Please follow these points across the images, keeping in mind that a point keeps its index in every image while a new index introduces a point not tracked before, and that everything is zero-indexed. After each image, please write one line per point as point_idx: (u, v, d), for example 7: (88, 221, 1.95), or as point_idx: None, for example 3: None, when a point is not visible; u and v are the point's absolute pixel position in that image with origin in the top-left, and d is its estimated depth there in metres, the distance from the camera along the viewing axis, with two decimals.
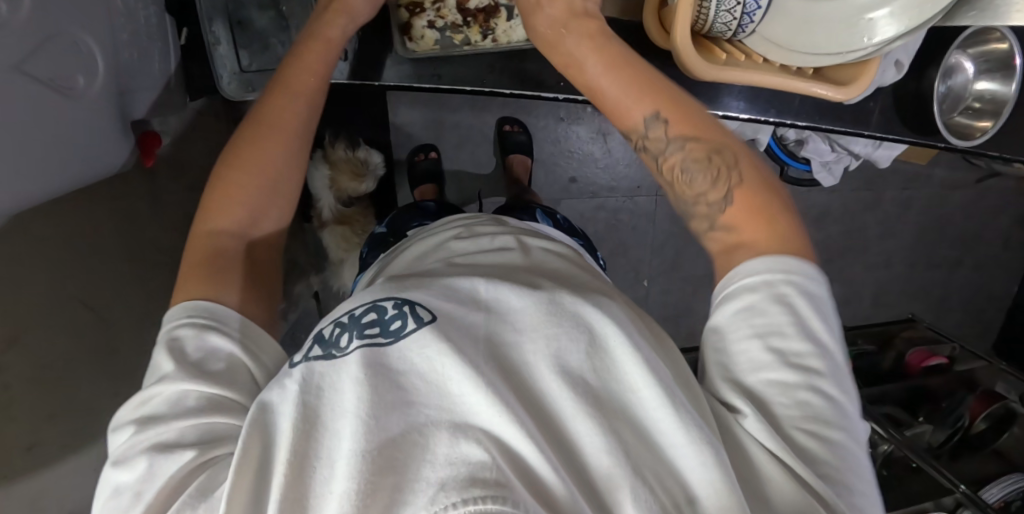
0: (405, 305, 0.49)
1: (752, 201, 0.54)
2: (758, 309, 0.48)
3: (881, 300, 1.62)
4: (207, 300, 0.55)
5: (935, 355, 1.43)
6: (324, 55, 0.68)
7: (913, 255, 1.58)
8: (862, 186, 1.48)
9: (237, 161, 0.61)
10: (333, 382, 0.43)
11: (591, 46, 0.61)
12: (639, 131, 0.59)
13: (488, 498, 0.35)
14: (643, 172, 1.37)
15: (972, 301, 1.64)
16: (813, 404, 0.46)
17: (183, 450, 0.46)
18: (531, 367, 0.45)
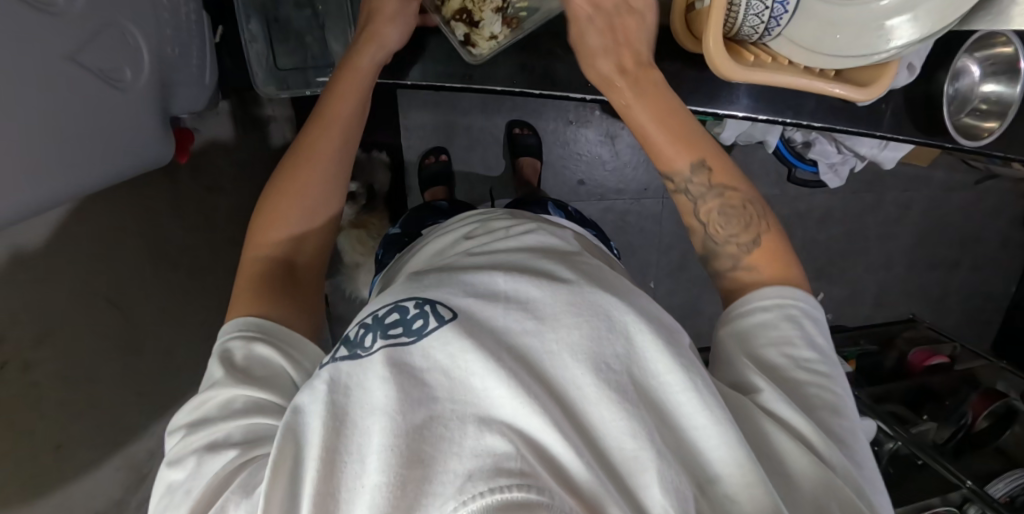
0: (425, 303, 0.46)
1: (774, 245, 0.60)
2: (773, 322, 0.54)
3: (882, 301, 1.64)
4: (258, 316, 0.57)
5: (935, 355, 1.47)
6: (357, 83, 0.69)
7: (912, 256, 1.61)
8: (864, 188, 1.51)
9: (277, 194, 0.64)
10: (359, 377, 0.41)
11: (635, 90, 0.66)
12: (683, 172, 0.63)
13: (515, 487, 0.35)
14: (649, 175, 1.39)
15: (969, 301, 1.68)
16: (823, 400, 0.51)
17: (227, 450, 0.47)
18: (556, 356, 0.42)
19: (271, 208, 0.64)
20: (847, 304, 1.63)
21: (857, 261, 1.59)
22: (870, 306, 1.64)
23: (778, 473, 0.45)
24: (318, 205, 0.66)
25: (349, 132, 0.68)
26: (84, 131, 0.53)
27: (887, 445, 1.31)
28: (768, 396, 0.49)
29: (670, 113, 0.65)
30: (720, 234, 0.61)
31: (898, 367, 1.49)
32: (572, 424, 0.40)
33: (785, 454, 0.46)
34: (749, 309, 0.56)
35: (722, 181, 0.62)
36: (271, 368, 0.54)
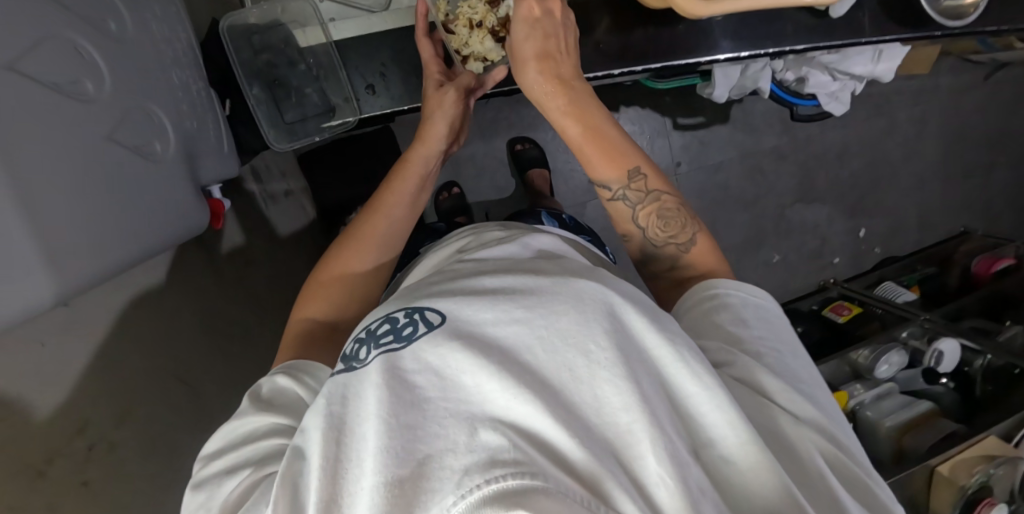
0: (414, 312, 0.46)
1: (709, 248, 0.68)
2: (718, 308, 0.58)
3: (926, 222, 1.59)
4: (298, 359, 0.61)
5: (1000, 259, 1.44)
6: (413, 174, 0.74)
7: (944, 169, 1.57)
8: (873, 113, 1.49)
9: (336, 264, 0.69)
10: (355, 386, 0.43)
11: (562, 102, 0.70)
12: (620, 180, 0.69)
13: (510, 476, 0.36)
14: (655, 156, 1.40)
15: (1017, 199, 1.62)
16: (780, 365, 0.55)
17: (242, 469, 0.50)
18: (549, 343, 0.42)
19: (322, 280, 0.68)
20: (892, 234, 1.58)
21: (887, 188, 1.55)
22: (916, 230, 1.59)
23: (766, 433, 0.49)
24: (365, 278, 0.69)
25: (403, 214, 0.73)
26: (130, 200, 0.58)
27: (977, 362, 1.26)
28: (735, 365, 0.53)
29: (597, 135, 0.70)
30: (658, 237, 0.69)
31: (964, 282, 1.48)
32: (566, 408, 0.40)
33: (763, 408, 0.50)
34: (694, 304, 0.60)
35: (657, 186, 0.69)
36: (288, 398, 0.56)
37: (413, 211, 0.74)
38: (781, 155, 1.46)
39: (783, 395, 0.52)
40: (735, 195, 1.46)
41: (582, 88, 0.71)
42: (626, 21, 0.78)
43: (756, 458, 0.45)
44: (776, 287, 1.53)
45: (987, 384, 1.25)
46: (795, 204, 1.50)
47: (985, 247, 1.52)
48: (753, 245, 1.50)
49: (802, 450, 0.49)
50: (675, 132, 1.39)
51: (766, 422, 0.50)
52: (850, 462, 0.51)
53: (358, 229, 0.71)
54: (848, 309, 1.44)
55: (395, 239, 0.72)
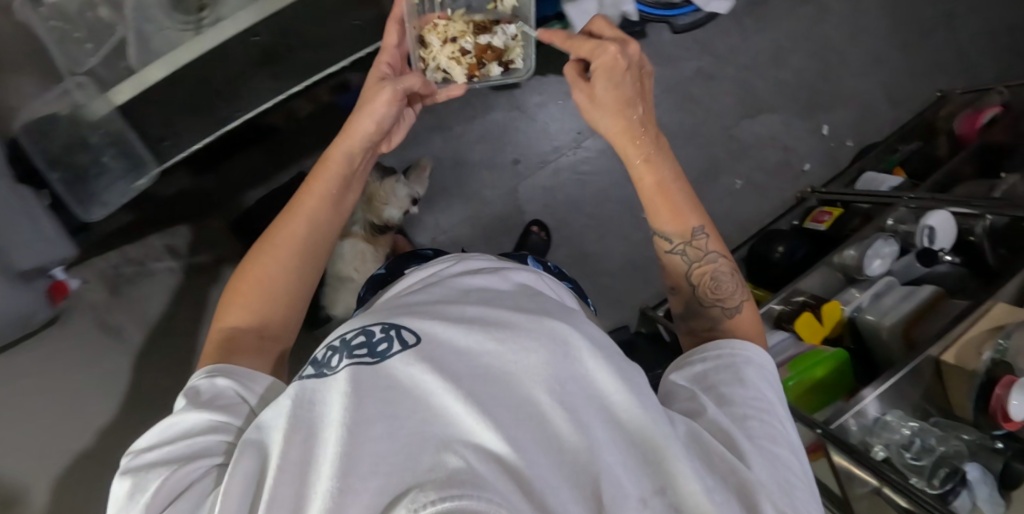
0: (390, 327, 0.47)
1: (755, 327, 0.65)
2: (720, 369, 0.56)
3: (899, 97, 1.45)
4: (219, 364, 0.57)
5: (984, 112, 1.30)
6: (334, 174, 0.70)
7: (899, 36, 1.43)
8: (798, 3, 1.38)
9: (252, 263, 0.65)
10: (325, 395, 0.44)
11: (637, 150, 0.69)
12: (683, 236, 0.69)
13: (462, 495, 0.36)
14: (574, 119, 1.33)
15: (996, 42, 1.45)
16: (763, 429, 0.51)
17: (166, 466, 0.48)
18: (517, 379, 0.44)
19: (237, 287, 0.64)
20: (864, 120, 1.44)
21: (840, 74, 1.42)
22: (889, 111, 1.44)
23: (718, 470, 0.47)
24: (291, 286, 0.65)
25: (320, 214, 0.68)
26: None
27: (981, 226, 1.10)
28: (706, 414, 0.52)
29: (664, 189, 0.69)
30: (707, 297, 0.68)
31: (953, 148, 1.34)
32: (520, 443, 0.41)
33: (726, 461, 0.47)
34: (693, 364, 0.59)
35: (718, 247, 0.69)
36: (228, 397, 0.54)
37: (341, 213, 0.71)
38: (709, 76, 1.37)
39: (754, 457, 0.49)
40: (673, 130, 1.36)
41: (663, 142, 0.70)
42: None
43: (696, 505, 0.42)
44: (751, 213, 1.41)
45: (999, 247, 1.10)
46: (742, 121, 1.39)
47: (965, 104, 1.38)
48: (710, 176, 1.39)
49: (754, 502, 0.45)
50: None
51: (733, 478, 0.46)
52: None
53: (273, 233, 0.66)
54: (830, 213, 1.30)
55: (320, 242, 0.68)
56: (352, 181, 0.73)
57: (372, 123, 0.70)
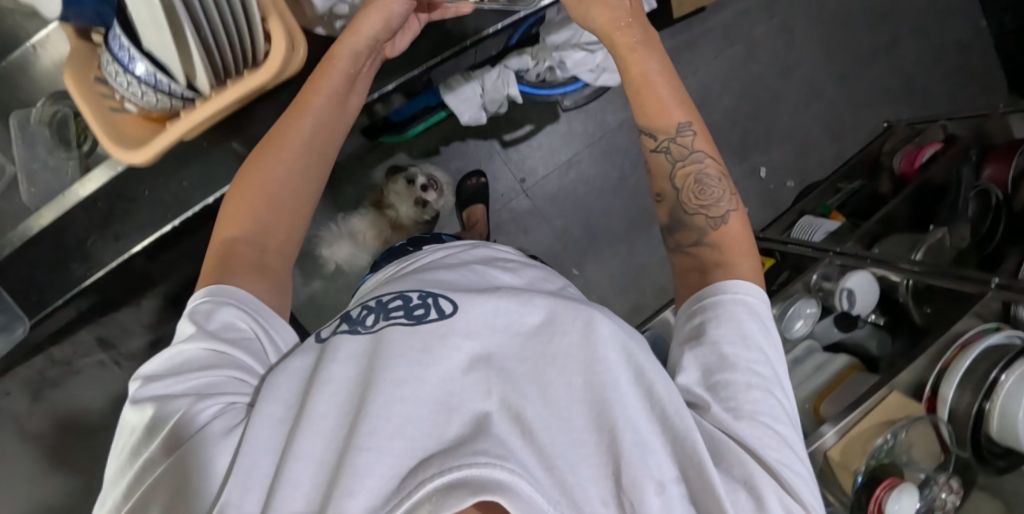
0: (429, 297, 0.56)
1: (740, 231, 0.65)
2: (722, 320, 0.56)
3: (839, 131, 1.40)
4: (219, 284, 0.59)
5: (924, 148, 1.26)
6: (336, 76, 0.64)
7: (836, 69, 1.38)
8: (726, 42, 1.33)
9: (249, 173, 0.63)
10: (363, 351, 0.51)
11: (624, 39, 0.67)
12: (669, 133, 0.67)
13: (487, 464, 0.41)
14: (498, 181, 1.31)
15: (941, 65, 1.41)
16: (770, 398, 0.54)
17: (184, 398, 0.50)
18: (547, 361, 0.52)
19: (242, 181, 0.63)
20: (803, 157, 1.39)
21: (776, 113, 1.37)
22: (830, 143, 1.40)
23: (722, 457, 0.51)
24: (281, 190, 0.64)
25: (325, 114, 0.65)
26: None
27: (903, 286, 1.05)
28: (715, 411, 0.53)
29: (648, 85, 0.68)
30: (690, 202, 0.67)
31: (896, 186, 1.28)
32: (542, 420, 0.48)
33: (734, 451, 0.51)
34: (688, 322, 0.60)
35: (705, 149, 0.67)
36: (229, 327, 0.56)
37: (342, 129, 0.68)
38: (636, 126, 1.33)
39: (761, 442, 0.51)
40: (600, 184, 1.33)
41: (653, 40, 0.69)
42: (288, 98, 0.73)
43: (704, 473, 0.48)
44: None
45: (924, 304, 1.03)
46: None
47: (908, 138, 1.33)
48: (643, 227, 1.35)
49: (749, 475, 0.50)
50: (509, 150, 1.31)
51: (739, 467, 0.50)
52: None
53: (278, 132, 0.64)
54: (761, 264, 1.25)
55: (320, 144, 0.66)
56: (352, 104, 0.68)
57: (381, 20, 0.63)
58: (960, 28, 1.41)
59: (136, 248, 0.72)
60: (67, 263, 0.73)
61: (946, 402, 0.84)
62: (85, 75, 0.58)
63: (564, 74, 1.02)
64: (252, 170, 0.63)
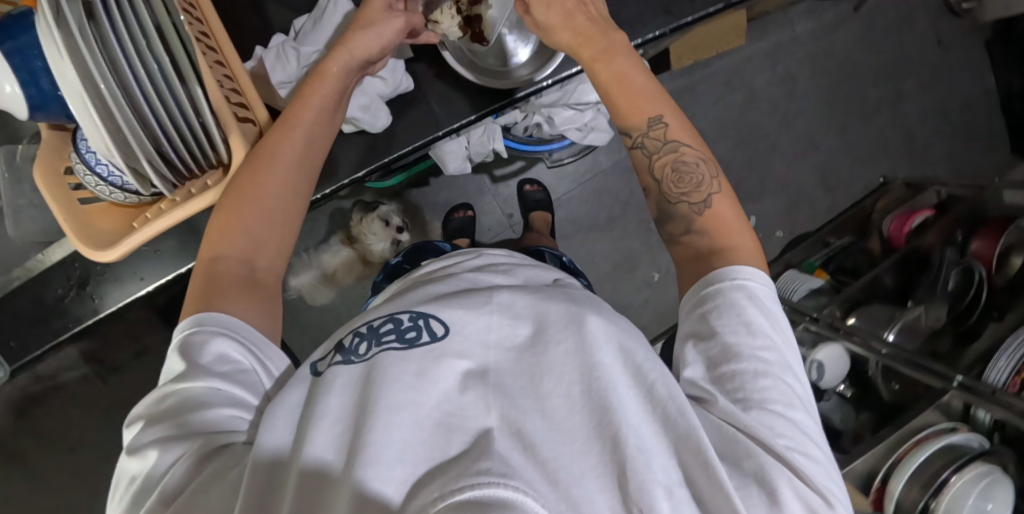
0: (419, 316, 0.45)
1: (728, 211, 0.58)
2: (724, 309, 0.49)
3: (833, 183, 1.38)
4: (210, 312, 0.50)
5: (916, 213, 1.25)
6: (328, 90, 0.61)
7: (836, 121, 1.36)
8: (726, 88, 1.31)
9: (237, 191, 0.55)
10: (355, 381, 0.42)
11: (588, 53, 0.65)
12: (641, 127, 0.62)
13: (490, 486, 0.32)
14: (485, 214, 1.31)
15: (944, 122, 1.38)
16: (795, 411, 0.45)
17: (183, 444, 0.43)
18: (541, 365, 0.40)
19: (219, 209, 0.55)
20: (795, 208, 1.37)
21: (772, 161, 1.36)
22: (824, 196, 1.38)
23: (730, 452, 0.43)
24: (282, 201, 0.56)
25: (320, 127, 0.60)
26: None
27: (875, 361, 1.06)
28: (719, 406, 0.45)
29: (620, 81, 0.63)
30: (673, 193, 0.61)
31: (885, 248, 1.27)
32: (547, 434, 0.37)
33: (743, 442, 0.43)
34: (694, 304, 0.52)
35: (678, 136, 0.61)
36: (230, 361, 0.48)
37: (331, 134, 0.62)
38: (627, 168, 1.32)
39: (773, 433, 0.44)
40: (587, 223, 1.33)
41: (616, 41, 0.65)
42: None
43: (722, 491, 0.38)
44: (670, 307, 1.35)
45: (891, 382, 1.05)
46: None
47: (900, 199, 1.33)
48: (628, 268, 1.34)
49: (774, 486, 0.40)
50: (499, 185, 1.31)
51: (750, 462, 0.42)
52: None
53: (267, 149, 0.57)
54: None
55: (316, 159, 0.60)
56: (346, 100, 0.63)
57: (378, 45, 0.63)
58: (966, 86, 1.38)
59: (115, 305, 0.77)
60: (48, 316, 0.76)
61: (893, 493, 0.87)
62: (56, 172, 0.60)
63: (551, 130, 1.01)
64: (245, 179, 0.56)
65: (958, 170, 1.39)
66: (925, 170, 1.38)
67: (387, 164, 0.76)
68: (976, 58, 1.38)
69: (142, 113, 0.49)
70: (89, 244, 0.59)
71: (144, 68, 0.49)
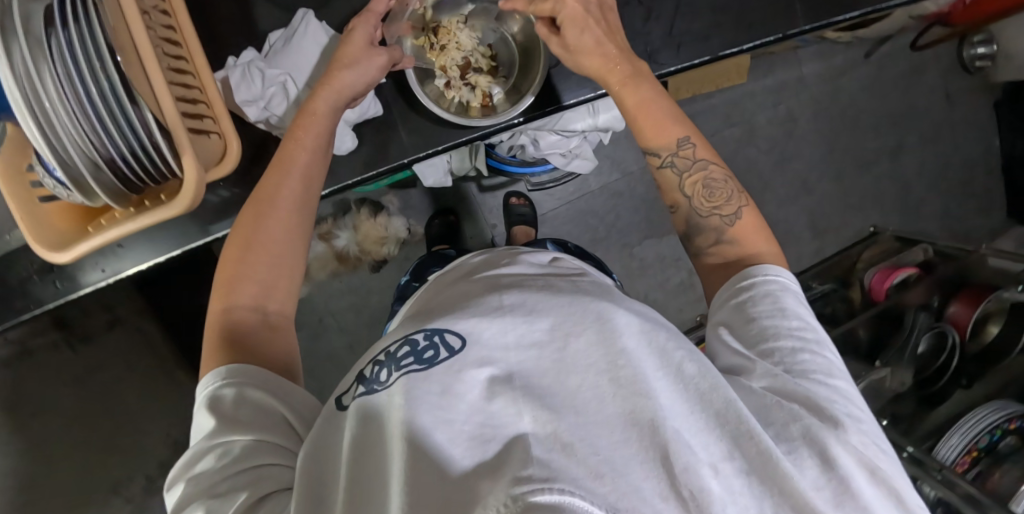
0: (434, 333, 0.43)
1: (758, 222, 0.59)
2: (758, 297, 0.52)
3: (822, 229, 1.37)
4: (229, 364, 0.51)
5: (901, 268, 1.19)
6: (320, 128, 0.65)
7: (831, 167, 1.37)
8: (724, 123, 1.31)
9: (242, 238, 0.58)
10: (378, 415, 0.41)
11: (614, 79, 0.64)
12: (669, 147, 0.62)
13: (538, 491, 0.32)
14: (471, 224, 1.32)
15: (938, 180, 1.40)
16: (837, 396, 0.46)
17: (230, 500, 0.43)
18: (566, 362, 0.40)
19: (229, 250, 0.58)
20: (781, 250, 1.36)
21: (763, 201, 1.34)
22: (811, 241, 1.37)
23: (773, 416, 0.44)
24: (284, 239, 0.58)
25: (313, 168, 0.63)
26: None
27: None
28: (758, 374, 0.48)
29: (645, 107, 0.63)
30: (703, 206, 0.61)
31: (864, 301, 1.22)
32: (582, 429, 0.36)
33: (783, 409, 0.44)
34: (728, 297, 0.55)
35: (707, 155, 0.62)
36: (268, 413, 0.49)
37: (328, 165, 0.66)
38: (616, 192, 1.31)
39: (824, 399, 0.45)
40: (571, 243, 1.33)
41: (641, 68, 0.65)
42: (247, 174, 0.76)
43: (774, 470, 0.39)
44: None
45: None
46: (644, 240, 1.35)
47: (887, 252, 1.28)
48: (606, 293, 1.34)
49: (826, 447, 0.42)
50: (485, 194, 1.31)
51: (796, 426, 0.43)
52: (893, 493, 0.42)
53: (265, 189, 0.60)
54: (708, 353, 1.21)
55: (313, 200, 0.63)
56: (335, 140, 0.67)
57: (362, 83, 0.67)
58: (967, 144, 1.40)
59: (78, 292, 0.77)
60: (11, 296, 0.76)
61: None
62: (18, 171, 0.60)
63: (534, 152, 0.99)
64: (251, 221, 0.58)
65: (950, 227, 1.40)
66: (918, 225, 1.39)
67: (352, 185, 0.77)
68: (977, 119, 1.39)
69: (87, 129, 0.51)
70: (43, 242, 0.61)
71: (93, 85, 0.51)
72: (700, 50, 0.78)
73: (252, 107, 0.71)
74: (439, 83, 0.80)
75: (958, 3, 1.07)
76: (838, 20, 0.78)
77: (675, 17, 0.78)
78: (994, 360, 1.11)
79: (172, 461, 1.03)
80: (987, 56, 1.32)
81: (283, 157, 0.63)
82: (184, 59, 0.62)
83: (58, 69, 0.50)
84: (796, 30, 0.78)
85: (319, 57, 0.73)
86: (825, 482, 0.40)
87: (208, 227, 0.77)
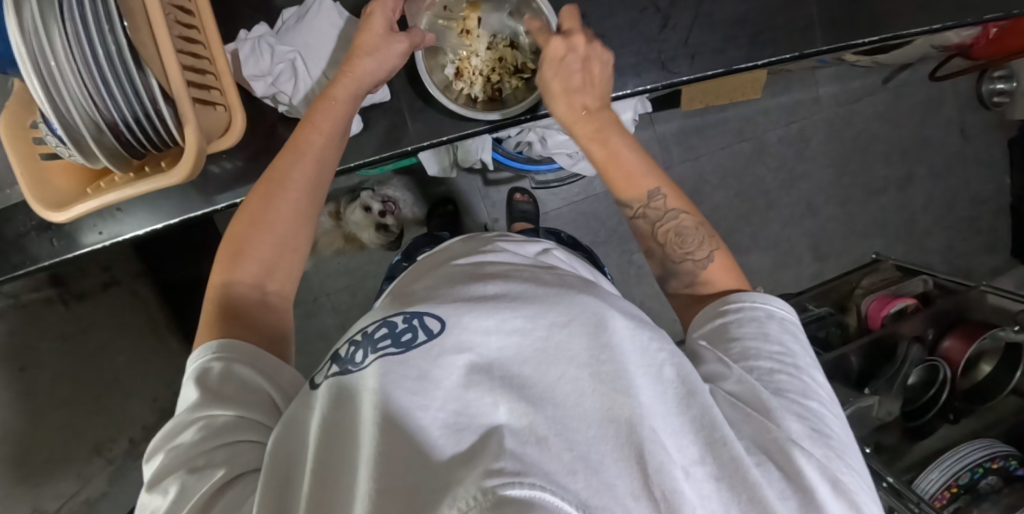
0: (413, 316, 0.42)
1: (728, 262, 0.59)
2: (744, 320, 0.52)
3: (823, 253, 1.37)
4: (225, 338, 0.52)
5: (899, 297, 1.16)
6: (337, 112, 0.64)
7: (838, 191, 1.36)
8: (733, 138, 1.31)
9: (245, 216, 0.57)
10: (353, 401, 0.40)
11: (582, 131, 0.64)
12: (641, 199, 0.62)
13: (511, 485, 0.31)
14: (471, 216, 1.32)
15: (946, 213, 1.39)
16: (808, 419, 0.46)
17: (208, 471, 0.43)
18: (549, 352, 0.39)
19: (235, 228, 0.57)
20: (781, 269, 1.36)
21: (766, 219, 1.35)
22: (812, 263, 1.37)
23: (749, 428, 0.44)
24: (291, 229, 0.58)
25: (327, 155, 0.63)
26: None
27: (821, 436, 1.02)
28: (731, 379, 0.48)
29: (613, 161, 0.63)
30: (675, 252, 0.61)
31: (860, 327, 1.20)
32: (558, 421, 0.36)
33: (758, 422, 0.44)
34: (712, 316, 0.55)
35: (677, 205, 0.61)
36: (252, 390, 0.49)
37: (337, 158, 0.65)
38: None
39: (782, 413, 0.45)
40: None
41: (613, 120, 0.64)
42: (250, 147, 0.76)
43: (743, 476, 0.39)
44: None
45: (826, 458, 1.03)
46: None
47: (887, 279, 1.26)
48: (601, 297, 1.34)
49: (793, 460, 0.42)
50: (489, 188, 1.32)
51: (769, 438, 0.43)
52: (856, 508, 0.42)
53: (274, 172, 0.60)
54: None
55: (323, 187, 0.62)
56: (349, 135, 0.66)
57: (379, 67, 0.66)
58: (977, 181, 1.39)
59: (72, 252, 0.77)
60: (6, 248, 0.76)
61: None
62: (22, 126, 0.60)
63: (541, 150, 0.99)
64: (259, 199, 0.58)
65: (952, 262, 1.39)
66: (921, 257, 1.39)
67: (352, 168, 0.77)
68: (991, 156, 1.38)
69: (91, 89, 0.51)
70: (42, 201, 0.61)
71: (101, 47, 0.51)
72: (715, 62, 0.78)
73: (260, 82, 0.71)
74: (449, 72, 0.79)
75: (981, 36, 1.06)
76: (856, 42, 0.77)
77: (692, 26, 0.77)
78: (982, 399, 1.10)
79: (153, 427, 1.04)
80: (1005, 93, 1.30)
81: (296, 140, 0.62)
82: (195, 29, 0.62)
83: (67, 28, 0.50)
84: (813, 50, 0.78)
85: (330, 40, 0.73)
86: (790, 494, 0.40)
87: (207, 199, 0.76)
